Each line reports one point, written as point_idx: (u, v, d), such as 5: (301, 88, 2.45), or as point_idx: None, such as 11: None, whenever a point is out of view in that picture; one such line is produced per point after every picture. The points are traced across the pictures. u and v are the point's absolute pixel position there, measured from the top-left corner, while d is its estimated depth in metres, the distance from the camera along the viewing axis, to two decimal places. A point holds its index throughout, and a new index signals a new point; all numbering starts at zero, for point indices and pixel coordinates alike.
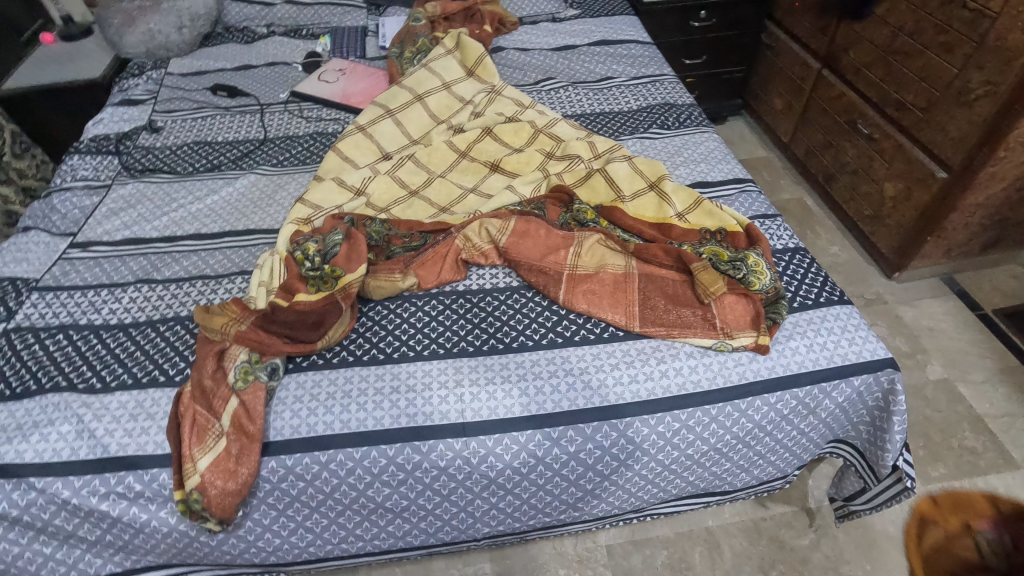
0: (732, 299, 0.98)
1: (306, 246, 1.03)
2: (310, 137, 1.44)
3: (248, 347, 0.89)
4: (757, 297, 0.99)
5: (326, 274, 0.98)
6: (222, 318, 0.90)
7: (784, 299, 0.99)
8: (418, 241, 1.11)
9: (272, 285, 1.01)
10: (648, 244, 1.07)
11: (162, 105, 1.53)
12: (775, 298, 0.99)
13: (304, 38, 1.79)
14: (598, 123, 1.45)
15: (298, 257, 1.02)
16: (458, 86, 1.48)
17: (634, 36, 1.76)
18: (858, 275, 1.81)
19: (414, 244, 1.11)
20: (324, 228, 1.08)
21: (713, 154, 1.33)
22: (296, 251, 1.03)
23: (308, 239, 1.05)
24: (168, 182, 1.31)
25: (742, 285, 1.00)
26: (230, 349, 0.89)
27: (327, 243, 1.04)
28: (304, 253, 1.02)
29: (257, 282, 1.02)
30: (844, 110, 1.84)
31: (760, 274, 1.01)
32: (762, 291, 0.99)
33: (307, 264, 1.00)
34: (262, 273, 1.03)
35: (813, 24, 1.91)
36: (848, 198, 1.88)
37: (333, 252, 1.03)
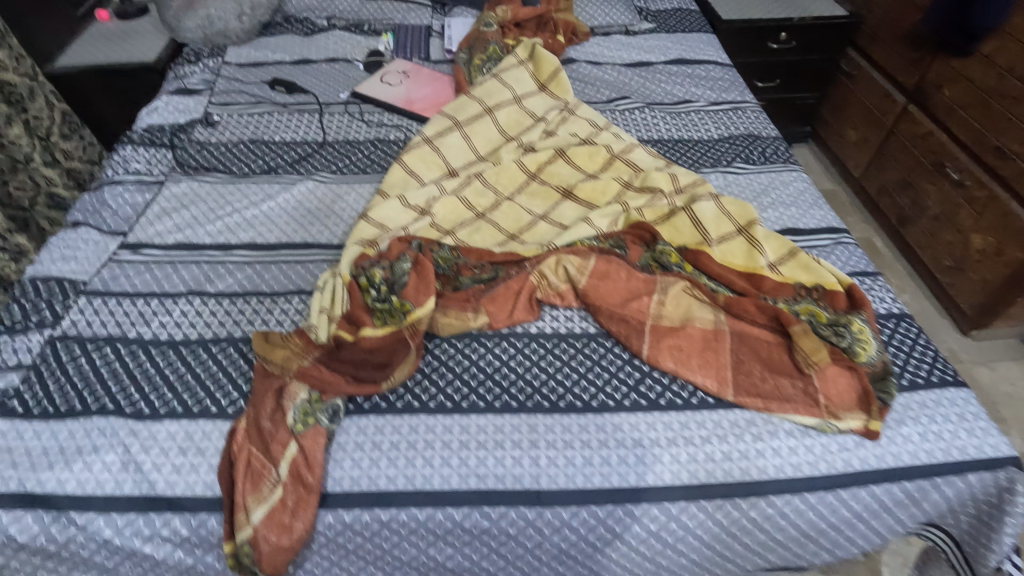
0: (835, 372, 0.89)
1: (372, 272, 0.96)
2: (371, 144, 1.37)
3: (310, 384, 0.83)
4: (863, 370, 0.90)
5: (394, 307, 0.91)
6: (284, 351, 0.85)
7: (892, 375, 0.89)
8: (490, 272, 1.04)
9: (333, 312, 0.94)
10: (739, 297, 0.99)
11: (219, 97, 1.47)
12: (884, 374, 0.89)
13: (365, 33, 1.71)
14: (677, 151, 1.35)
15: (364, 285, 0.95)
16: (529, 101, 1.39)
17: (713, 56, 1.66)
18: (930, 328, 1.69)
19: (485, 275, 1.03)
20: (391, 252, 1.01)
21: (804, 197, 1.23)
22: (361, 276, 0.96)
23: (374, 264, 0.98)
24: (223, 183, 1.25)
25: (845, 354, 0.91)
26: (290, 386, 0.82)
27: (396, 270, 0.97)
28: (369, 281, 0.95)
29: (318, 308, 0.95)
30: (930, 150, 1.72)
31: (865, 343, 0.91)
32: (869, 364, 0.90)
33: (372, 294, 0.93)
34: (322, 297, 0.96)
35: (902, 54, 1.78)
36: (925, 244, 1.76)
37: (401, 281, 0.95)
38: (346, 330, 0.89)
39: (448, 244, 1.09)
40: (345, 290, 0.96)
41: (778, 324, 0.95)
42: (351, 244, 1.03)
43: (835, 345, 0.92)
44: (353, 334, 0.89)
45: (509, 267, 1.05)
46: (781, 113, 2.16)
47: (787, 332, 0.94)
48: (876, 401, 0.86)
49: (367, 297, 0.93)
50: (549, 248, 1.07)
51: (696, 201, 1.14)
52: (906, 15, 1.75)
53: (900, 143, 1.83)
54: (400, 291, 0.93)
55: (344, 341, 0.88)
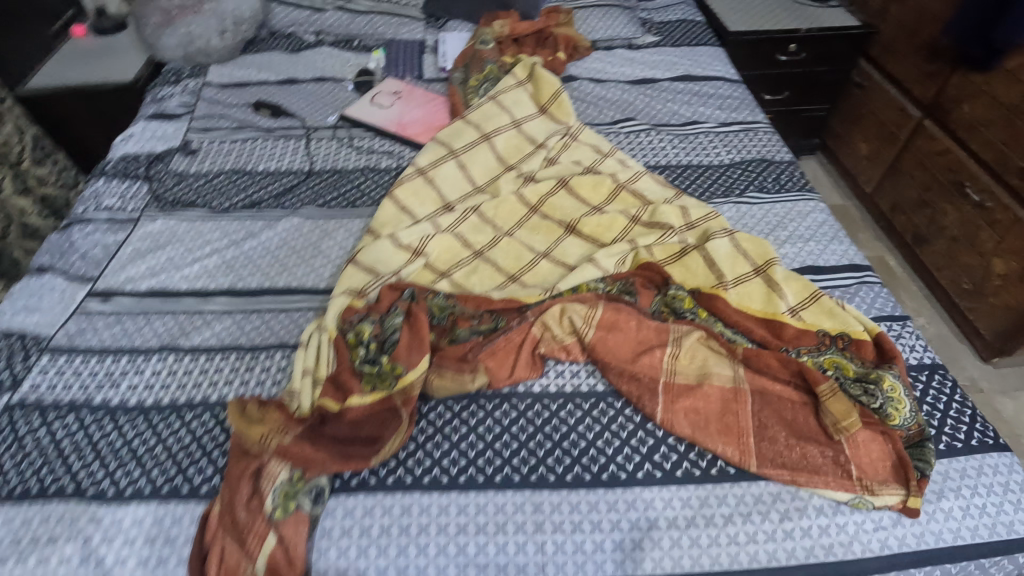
0: (867, 437, 0.82)
1: (360, 328, 0.88)
2: (361, 174, 1.28)
3: (292, 463, 0.75)
4: (896, 435, 0.82)
5: (383, 371, 0.83)
6: (262, 428, 0.76)
7: (930, 440, 0.82)
8: (489, 322, 0.96)
9: (319, 374, 0.86)
10: (760, 350, 0.92)
11: (199, 121, 1.38)
12: (920, 438, 0.82)
13: (355, 50, 1.63)
14: (686, 179, 1.27)
15: (352, 342, 0.88)
16: (528, 125, 1.31)
17: (721, 72, 1.58)
18: (949, 355, 1.62)
19: (484, 326, 0.95)
20: (381, 303, 0.93)
21: (824, 230, 1.15)
22: (349, 332, 0.89)
23: (362, 317, 0.90)
24: (202, 219, 1.16)
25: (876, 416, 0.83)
26: (268, 467, 0.74)
27: (386, 325, 0.89)
28: (358, 339, 0.88)
29: (302, 369, 0.87)
30: (948, 168, 1.64)
31: (899, 401, 0.83)
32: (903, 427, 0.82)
33: (361, 353, 0.86)
34: (307, 356, 0.88)
35: (918, 67, 1.70)
36: (942, 266, 1.68)
37: (393, 337, 0.87)
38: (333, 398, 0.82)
39: (443, 290, 1.01)
40: (332, 347, 0.88)
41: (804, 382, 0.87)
42: (338, 293, 0.95)
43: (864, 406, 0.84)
44: (340, 403, 0.81)
45: (510, 316, 0.97)
46: (789, 125, 2.08)
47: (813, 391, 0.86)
48: (914, 471, 0.79)
49: (355, 358, 0.86)
50: (552, 296, 0.99)
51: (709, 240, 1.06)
52: (923, 26, 1.67)
53: (916, 159, 1.75)
54: (391, 350, 0.86)
55: (330, 411, 0.81)
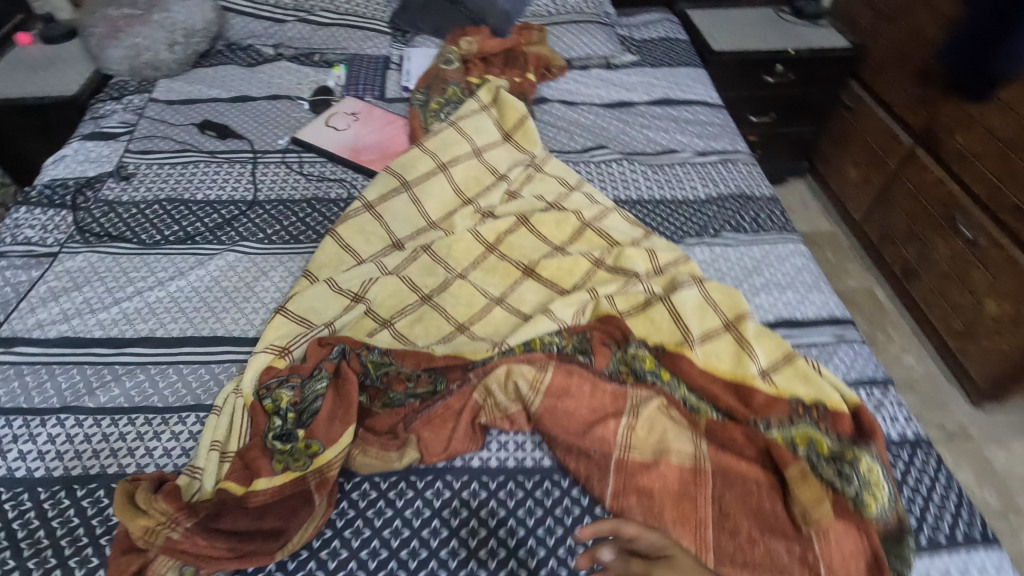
0: (840, 531, 0.72)
1: (278, 395, 0.79)
2: (308, 204, 1.19)
3: (181, 560, 0.65)
4: (872, 527, 0.73)
5: (296, 448, 0.74)
6: (145, 520, 0.65)
7: (910, 534, 0.73)
8: (427, 384, 0.87)
9: (228, 448, 0.76)
10: (725, 422, 0.83)
11: (138, 143, 1.28)
12: (899, 531, 0.73)
13: (315, 66, 1.54)
14: (658, 215, 1.18)
15: (270, 410, 0.78)
16: (490, 154, 1.22)
17: (702, 95, 1.49)
18: (937, 398, 1.53)
19: (420, 389, 0.86)
20: (307, 362, 0.84)
21: (802, 277, 1.07)
22: (266, 398, 0.79)
23: (282, 381, 0.81)
24: (127, 254, 1.07)
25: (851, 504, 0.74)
26: (155, 564, 0.65)
27: (308, 391, 0.80)
28: (276, 407, 0.78)
29: (209, 441, 0.77)
30: (940, 201, 1.55)
31: (876, 485, 0.75)
32: (881, 518, 0.74)
33: (277, 425, 0.77)
34: (217, 425, 0.78)
35: (910, 92, 1.62)
36: (932, 302, 1.60)
37: (313, 407, 0.79)
38: (238, 480, 0.72)
39: (381, 344, 0.91)
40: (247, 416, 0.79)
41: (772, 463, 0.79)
42: (260, 349, 0.85)
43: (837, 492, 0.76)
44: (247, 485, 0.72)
45: (453, 377, 0.87)
46: (776, 148, 1.99)
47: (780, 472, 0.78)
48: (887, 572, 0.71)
49: (270, 430, 0.77)
50: (501, 353, 0.90)
51: (677, 291, 0.97)
52: (916, 50, 1.59)
53: (906, 189, 1.66)
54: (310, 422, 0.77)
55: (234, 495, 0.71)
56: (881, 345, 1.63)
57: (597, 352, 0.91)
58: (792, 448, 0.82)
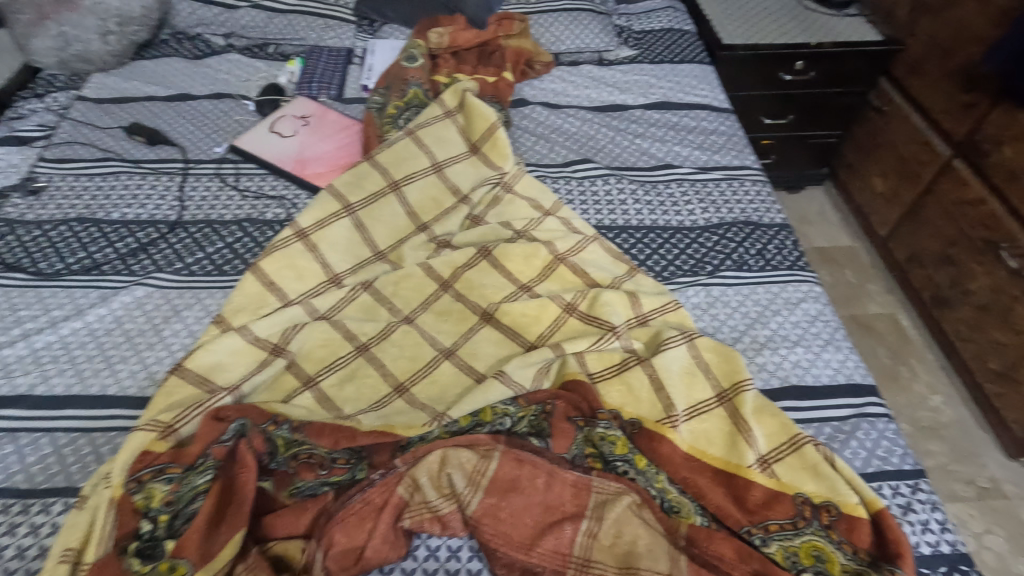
0: None
1: (150, 491, 0.64)
2: (238, 226, 1.02)
3: None
4: None
5: (157, 571, 0.60)
6: None
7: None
8: (342, 470, 0.70)
9: (83, 558, 0.61)
10: (710, 529, 0.68)
11: (55, 150, 1.13)
12: None
13: (269, 59, 1.37)
14: (646, 246, 1.00)
15: (140, 508, 0.63)
16: (453, 170, 1.05)
17: (707, 98, 1.29)
18: (967, 447, 1.34)
19: (334, 477, 0.70)
20: (195, 445, 0.68)
21: (816, 330, 0.89)
22: (135, 493, 0.64)
23: (159, 472, 0.66)
24: (21, 288, 0.92)
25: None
26: None
27: (186, 487, 0.65)
28: (146, 505, 0.63)
29: (62, 546, 0.62)
30: (980, 222, 1.35)
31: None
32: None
33: (143, 533, 0.62)
34: (74, 527, 0.63)
35: (951, 95, 1.41)
36: (966, 336, 1.40)
37: (190, 509, 0.64)
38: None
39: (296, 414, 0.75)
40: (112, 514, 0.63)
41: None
42: (138, 428, 0.69)
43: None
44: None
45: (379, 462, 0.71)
46: (793, 153, 1.79)
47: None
48: None
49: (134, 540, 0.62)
50: (439, 429, 0.72)
51: (660, 353, 0.80)
52: (960, 47, 1.38)
53: (941, 205, 1.46)
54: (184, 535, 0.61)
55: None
56: (904, 382, 1.44)
57: (559, 427, 0.73)
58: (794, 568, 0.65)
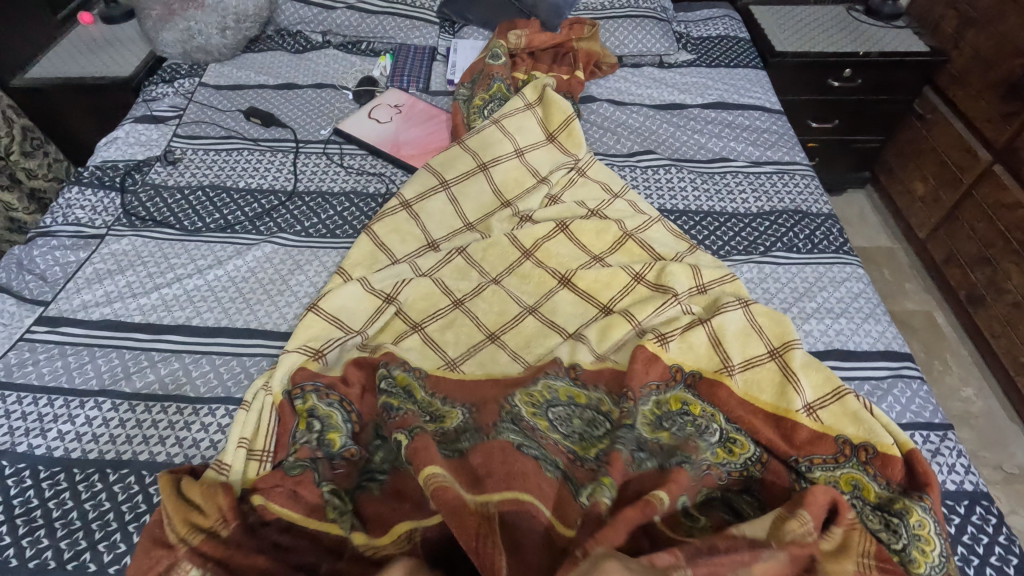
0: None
1: (310, 401, 0.78)
2: (346, 198, 1.18)
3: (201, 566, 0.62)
4: None
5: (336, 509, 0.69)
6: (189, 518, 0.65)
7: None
8: (455, 416, 0.81)
9: (254, 446, 0.77)
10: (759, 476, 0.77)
11: (186, 127, 1.30)
12: None
13: (363, 55, 1.53)
14: (704, 228, 1.12)
15: (299, 411, 0.78)
16: (533, 156, 1.19)
17: (760, 100, 1.41)
18: (996, 436, 1.41)
19: (443, 423, 0.79)
20: (352, 386, 0.82)
21: (858, 304, 1.00)
22: (297, 399, 0.78)
23: (318, 388, 0.80)
24: (170, 240, 1.09)
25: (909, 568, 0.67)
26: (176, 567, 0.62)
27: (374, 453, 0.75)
28: (308, 419, 0.77)
29: (237, 437, 0.77)
30: (1017, 224, 1.43)
31: (926, 541, 0.69)
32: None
33: (304, 433, 0.75)
34: (246, 422, 0.79)
35: (993, 105, 1.50)
36: (999, 332, 1.48)
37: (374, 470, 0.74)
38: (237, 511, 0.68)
39: (411, 354, 0.90)
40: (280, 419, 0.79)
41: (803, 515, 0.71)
42: (292, 350, 0.86)
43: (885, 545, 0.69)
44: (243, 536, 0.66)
45: (483, 408, 0.80)
46: (836, 156, 1.88)
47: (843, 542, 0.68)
48: None
49: (291, 446, 0.75)
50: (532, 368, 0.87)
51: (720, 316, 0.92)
52: (1003, 59, 1.47)
53: (981, 209, 1.54)
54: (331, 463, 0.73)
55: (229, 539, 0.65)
56: (937, 374, 1.52)
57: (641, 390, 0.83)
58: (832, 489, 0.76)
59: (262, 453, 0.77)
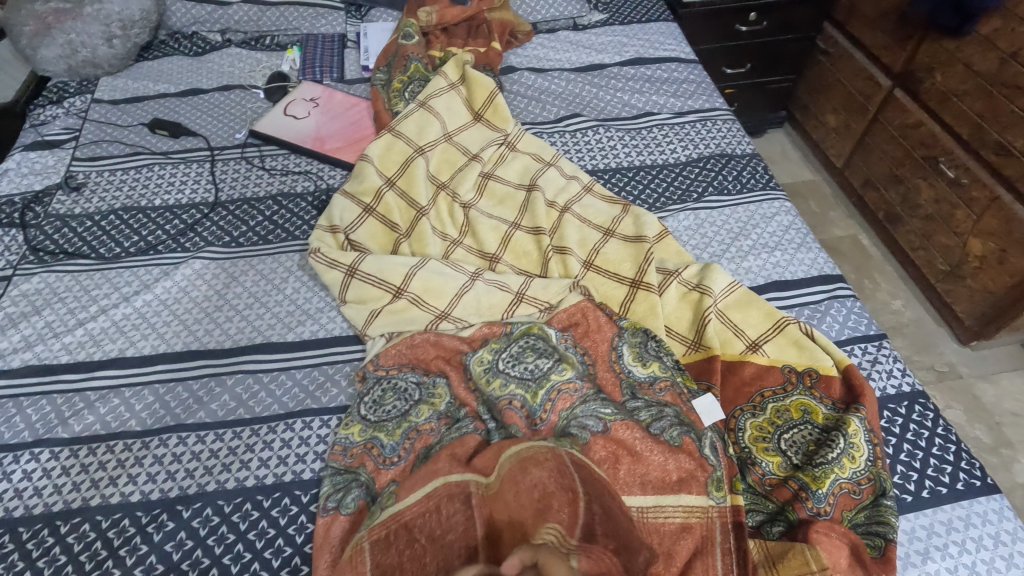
0: (832, 539, 0.66)
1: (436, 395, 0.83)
2: (274, 201, 1.13)
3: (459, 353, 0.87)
4: (844, 489, 0.71)
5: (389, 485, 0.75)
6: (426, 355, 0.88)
7: (888, 496, 0.71)
8: (574, 367, 0.82)
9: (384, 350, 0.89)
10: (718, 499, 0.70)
11: (85, 149, 1.21)
12: (875, 497, 0.71)
13: (268, 50, 1.45)
14: (639, 182, 1.15)
15: (442, 390, 0.84)
16: (462, 136, 1.17)
17: (675, 51, 1.43)
18: (925, 340, 1.53)
19: (531, 403, 0.78)
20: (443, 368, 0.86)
21: (790, 236, 1.05)
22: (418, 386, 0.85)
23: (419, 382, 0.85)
24: (86, 271, 1.01)
25: (838, 513, 0.70)
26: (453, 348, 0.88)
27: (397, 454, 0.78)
28: (427, 407, 0.82)
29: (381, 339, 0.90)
30: (921, 142, 1.53)
31: (857, 448, 0.74)
32: (858, 493, 0.71)
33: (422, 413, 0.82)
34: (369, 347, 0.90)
35: (887, 32, 1.59)
36: (917, 245, 1.58)
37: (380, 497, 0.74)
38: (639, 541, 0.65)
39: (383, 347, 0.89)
40: (307, 471, 0.79)
41: (715, 486, 0.71)
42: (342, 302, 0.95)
43: (801, 500, 0.70)
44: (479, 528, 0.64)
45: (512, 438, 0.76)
46: (753, 99, 1.96)
47: (781, 556, 0.66)
48: (878, 536, 0.68)
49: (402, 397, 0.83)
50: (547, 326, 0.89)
51: (648, 268, 0.95)
52: None
53: (886, 132, 1.63)
54: (350, 464, 0.77)
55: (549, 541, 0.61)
56: (868, 292, 1.62)
57: (699, 408, 0.79)
58: (773, 431, 0.78)
59: (390, 355, 0.88)
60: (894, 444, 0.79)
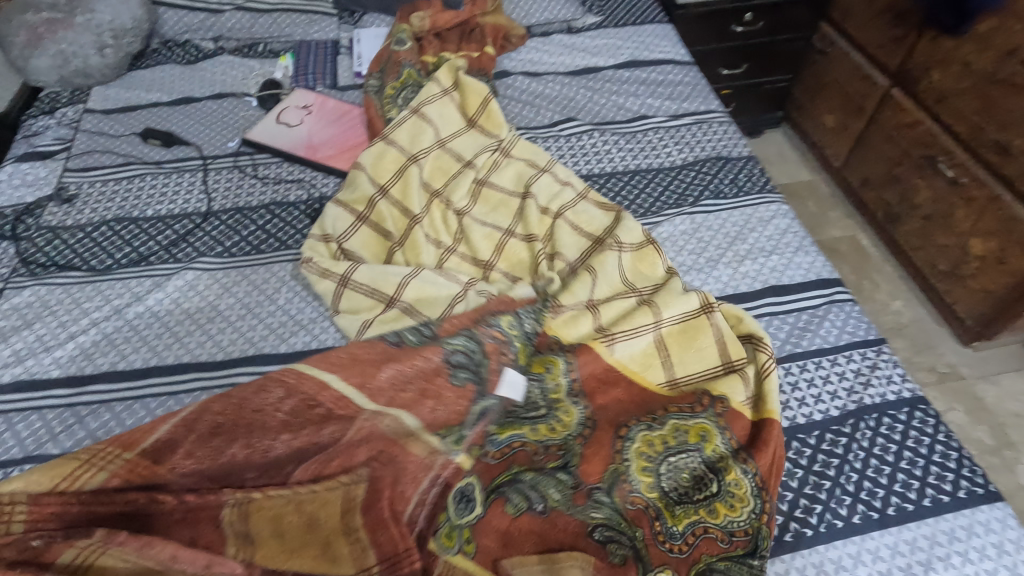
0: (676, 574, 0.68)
1: None
2: (266, 210, 1.12)
3: None
4: (710, 532, 0.71)
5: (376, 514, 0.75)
6: None
7: (755, 555, 0.70)
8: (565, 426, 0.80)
9: None
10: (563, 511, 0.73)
11: (77, 159, 1.20)
12: (739, 550, 0.70)
13: (261, 57, 1.45)
14: (634, 187, 1.14)
15: None
16: (455, 142, 1.16)
17: (670, 53, 1.43)
18: (925, 340, 1.52)
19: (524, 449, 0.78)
20: None
21: (787, 240, 1.04)
22: None
23: None
24: (78, 283, 1.01)
25: (694, 554, 0.70)
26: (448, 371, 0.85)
27: None
28: None
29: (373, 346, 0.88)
30: (919, 142, 1.52)
31: (739, 498, 0.72)
32: (725, 542, 0.71)
33: None
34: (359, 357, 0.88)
35: (883, 31, 1.58)
36: (917, 245, 1.57)
37: None
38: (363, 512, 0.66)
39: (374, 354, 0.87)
40: None
41: (567, 502, 0.73)
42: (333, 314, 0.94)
43: (654, 535, 0.71)
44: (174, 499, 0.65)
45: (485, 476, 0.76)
46: (750, 99, 1.94)
47: None
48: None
49: None
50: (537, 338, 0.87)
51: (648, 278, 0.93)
52: None
53: (884, 132, 1.62)
54: None
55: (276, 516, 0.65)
56: (866, 294, 1.61)
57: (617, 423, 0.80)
58: (663, 451, 0.77)
59: None
60: (894, 452, 0.78)
